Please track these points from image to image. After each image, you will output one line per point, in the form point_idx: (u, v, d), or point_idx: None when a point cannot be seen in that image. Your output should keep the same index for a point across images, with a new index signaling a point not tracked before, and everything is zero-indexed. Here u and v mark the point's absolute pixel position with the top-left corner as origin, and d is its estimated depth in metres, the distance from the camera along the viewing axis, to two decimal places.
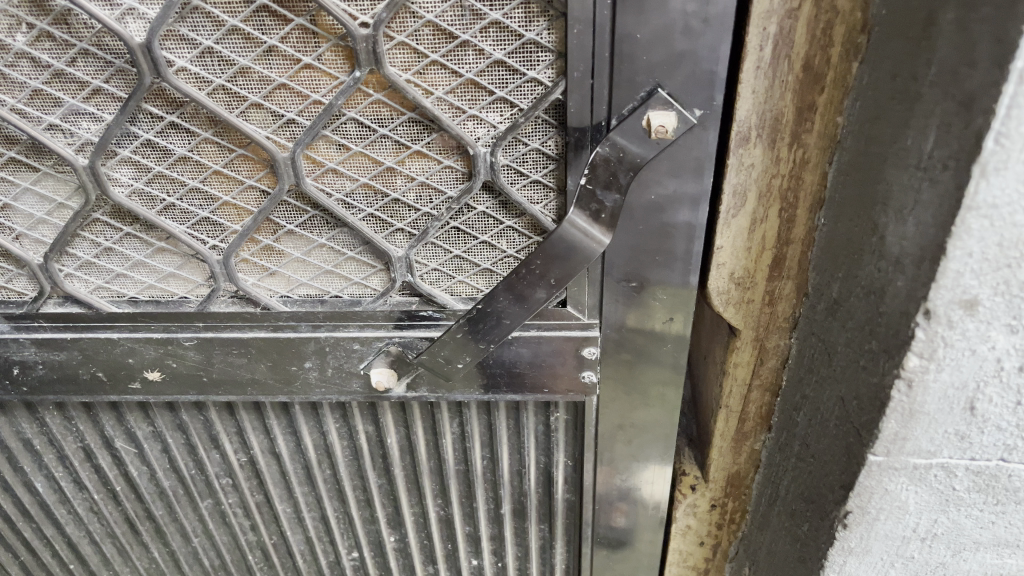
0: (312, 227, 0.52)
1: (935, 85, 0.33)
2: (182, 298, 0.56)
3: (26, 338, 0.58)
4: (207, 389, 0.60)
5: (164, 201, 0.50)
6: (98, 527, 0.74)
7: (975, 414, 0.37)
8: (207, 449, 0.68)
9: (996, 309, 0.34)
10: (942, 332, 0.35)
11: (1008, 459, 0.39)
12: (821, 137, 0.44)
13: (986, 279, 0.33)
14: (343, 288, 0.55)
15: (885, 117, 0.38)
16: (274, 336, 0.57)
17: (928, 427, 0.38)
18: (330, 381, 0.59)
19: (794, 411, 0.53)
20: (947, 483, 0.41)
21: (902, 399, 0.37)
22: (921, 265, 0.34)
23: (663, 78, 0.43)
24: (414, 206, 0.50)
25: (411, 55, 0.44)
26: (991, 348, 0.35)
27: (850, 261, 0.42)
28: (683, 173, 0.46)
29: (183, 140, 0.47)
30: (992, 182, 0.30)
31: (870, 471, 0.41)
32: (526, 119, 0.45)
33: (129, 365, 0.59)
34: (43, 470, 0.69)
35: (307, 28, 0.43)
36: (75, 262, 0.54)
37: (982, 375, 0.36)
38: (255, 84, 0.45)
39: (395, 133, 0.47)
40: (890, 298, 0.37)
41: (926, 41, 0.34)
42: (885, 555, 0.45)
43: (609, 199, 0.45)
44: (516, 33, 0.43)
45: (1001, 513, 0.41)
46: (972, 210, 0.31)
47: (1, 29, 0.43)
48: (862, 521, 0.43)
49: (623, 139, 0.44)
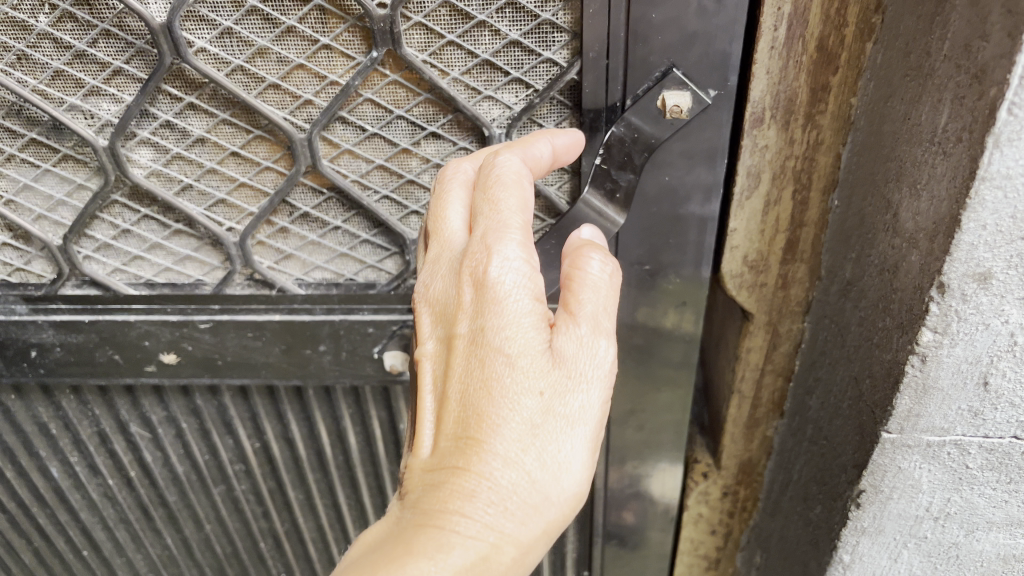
0: (328, 210, 0.53)
1: (947, 60, 0.34)
2: (198, 280, 0.57)
3: (44, 321, 0.58)
4: (222, 372, 0.60)
5: (182, 182, 0.51)
6: (112, 513, 0.75)
7: (988, 389, 0.38)
8: (221, 435, 0.68)
9: (1010, 283, 0.34)
10: (956, 306, 0.35)
11: (1021, 436, 0.39)
12: (835, 119, 0.45)
13: (999, 251, 0.33)
14: (358, 271, 0.57)
15: (899, 95, 0.38)
16: (290, 319, 0.57)
17: (941, 403, 0.38)
18: (344, 364, 0.58)
19: (807, 394, 0.53)
20: (960, 460, 0.41)
21: (915, 374, 0.38)
22: (934, 240, 0.35)
23: (678, 59, 0.43)
24: (429, 187, 0.51)
25: (427, 36, 0.44)
26: (1005, 322, 0.35)
27: (863, 239, 0.43)
28: (696, 156, 0.46)
29: (202, 121, 0.48)
30: (1005, 153, 0.31)
31: (884, 449, 0.41)
32: (541, 99, 0.46)
33: (145, 347, 0.59)
34: (59, 455, 0.69)
35: (324, 8, 0.43)
36: (93, 244, 0.55)
37: (995, 350, 0.36)
38: (274, 64, 0.46)
39: (411, 114, 0.48)
40: (904, 274, 0.38)
41: (940, 17, 0.34)
42: (897, 535, 0.45)
43: (624, 179, 0.46)
44: (532, 14, 0.43)
45: (1014, 491, 0.42)
46: (986, 181, 0.31)
47: (24, 10, 0.44)
48: (875, 500, 0.43)
49: (638, 119, 0.45)
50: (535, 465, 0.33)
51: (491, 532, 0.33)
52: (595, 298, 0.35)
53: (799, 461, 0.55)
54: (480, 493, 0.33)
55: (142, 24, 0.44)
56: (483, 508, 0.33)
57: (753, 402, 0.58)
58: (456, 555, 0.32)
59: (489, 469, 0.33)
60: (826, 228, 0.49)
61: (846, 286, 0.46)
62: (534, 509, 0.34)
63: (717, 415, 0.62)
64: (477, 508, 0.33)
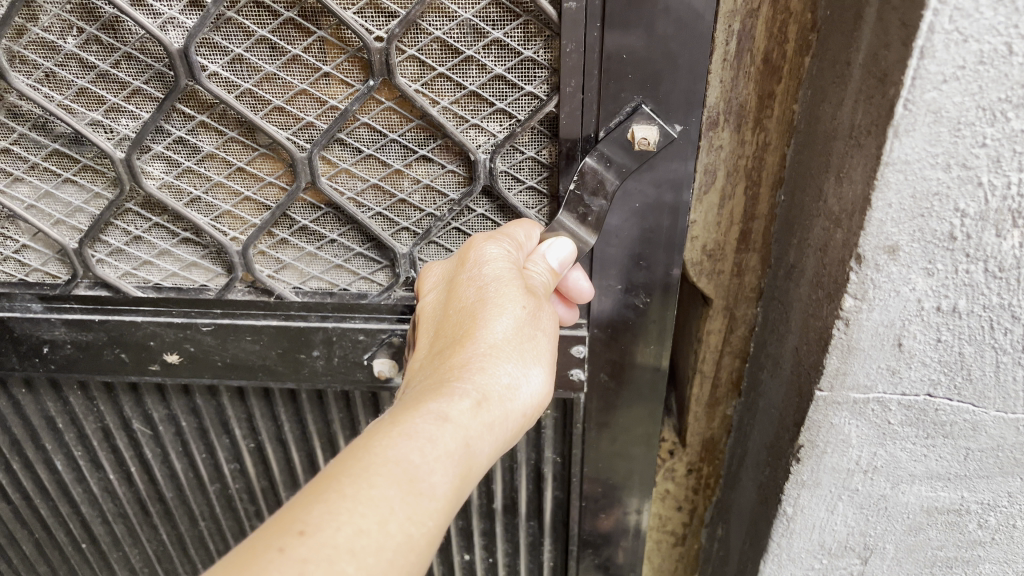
0: (325, 223, 0.58)
1: (862, 67, 0.40)
2: (202, 286, 0.62)
3: (57, 319, 0.63)
4: (221, 373, 0.65)
5: (191, 194, 0.57)
6: (112, 507, 0.80)
7: (903, 349, 0.44)
8: (218, 434, 0.73)
9: (914, 255, 0.41)
10: (871, 275, 0.41)
11: (934, 393, 0.46)
12: (780, 122, 0.51)
13: (903, 227, 0.40)
14: (351, 282, 0.62)
15: (828, 99, 0.45)
16: (287, 325, 0.62)
17: (864, 362, 0.45)
18: (335, 370, 0.63)
19: (759, 370, 0.59)
20: (884, 416, 0.47)
21: (841, 335, 0.44)
22: (853, 217, 0.41)
23: (646, 95, 0.49)
24: (419, 206, 0.57)
25: (419, 67, 0.50)
26: (912, 290, 0.42)
27: (802, 226, 0.49)
28: (663, 183, 0.52)
29: (211, 138, 0.54)
30: (904, 142, 0.37)
31: (817, 405, 0.47)
32: (522, 128, 0.51)
33: (150, 347, 0.64)
34: (63, 449, 0.74)
35: (327, 39, 0.49)
36: (107, 249, 0.61)
37: (906, 314, 0.43)
38: (279, 89, 0.51)
39: (403, 137, 0.53)
40: (832, 250, 0.44)
41: (858, 36, 0.41)
42: (832, 488, 0.51)
43: (596, 204, 0.52)
44: (515, 51, 0.49)
45: (931, 445, 0.48)
46: (889, 166, 0.38)
47: (54, 32, 0.49)
48: (812, 454, 0.49)
49: (609, 149, 0.50)
50: (519, 351, 0.41)
51: (485, 389, 0.39)
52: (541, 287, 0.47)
53: (754, 434, 0.61)
54: (474, 362, 0.40)
55: (161, 48, 0.49)
56: (477, 372, 0.39)
57: (714, 381, 0.64)
58: (464, 401, 0.37)
59: (482, 347, 0.40)
60: (774, 220, 0.55)
61: (790, 269, 0.52)
62: (517, 387, 0.40)
63: (683, 398, 0.68)
64: (476, 370, 0.39)
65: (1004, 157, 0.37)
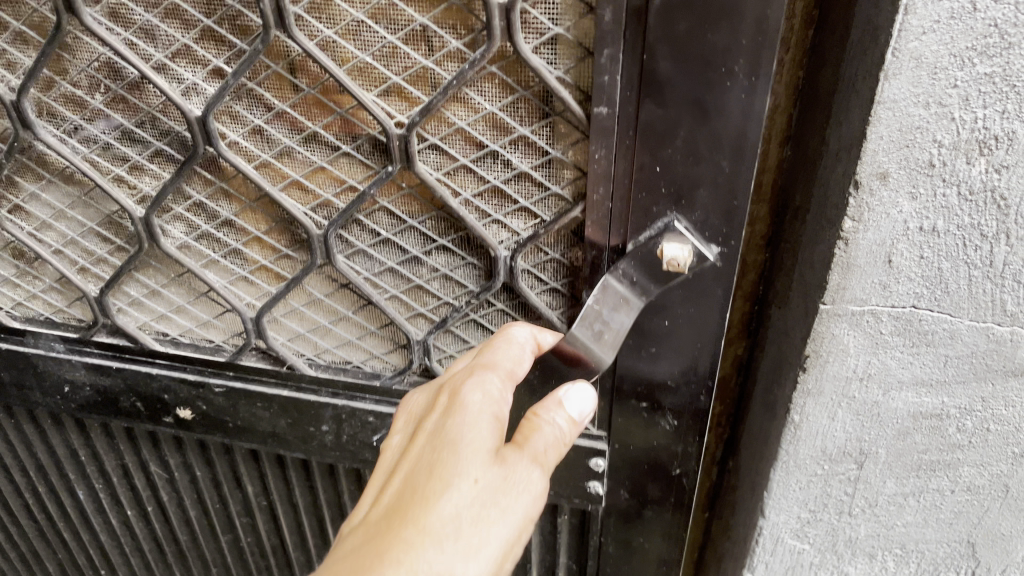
0: (351, 292, 0.75)
1: (858, 29, 0.50)
2: (217, 345, 0.83)
3: (78, 362, 0.86)
4: (232, 432, 0.87)
5: (210, 255, 0.75)
6: (129, 546, 1.11)
7: (893, 265, 0.53)
8: (232, 487, 0.98)
9: (901, 180, 0.50)
10: (866, 199, 0.51)
11: (919, 305, 0.55)
12: (788, 85, 0.60)
13: (893, 156, 0.49)
14: (365, 362, 0.81)
15: (829, 59, 0.54)
16: (297, 396, 0.83)
17: (860, 277, 0.54)
18: (344, 445, 0.84)
19: (767, 307, 0.68)
20: (877, 327, 0.56)
21: (841, 254, 0.53)
22: (852, 151, 0.50)
23: (681, 212, 0.59)
24: (438, 294, 0.72)
25: (467, 110, 0.60)
26: (900, 212, 0.51)
27: (806, 172, 0.59)
28: (686, 288, 0.63)
29: (265, 149, 0.66)
30: (893, 84, 0.46)
31: (821, 318, 0.56)
32: (546, 231, 0.64)
33: (166, 400, 0.86)
34: (82, 479, 1.03)
35: (400, 87, 0.59)
36: (126, 300, 0.82)
37: (895, 234, 0.52)
38: (319, 118, 0.62)
39: (448, 184, 0.64)
40: (833, 183, 0.53)
41: (855, 5, 0.50)
42: (833, 395, 0.60)
43: (616, 316, 0.61)
44: (540, 116, 0.59)
45: (917, 353, 0.57)
46: (882, 104, 0.47)
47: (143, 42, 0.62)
48: (816, 364, 0.58)
49: (637, 264, 0.60)
50: (481, 524, 0.48)
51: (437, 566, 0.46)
52: (537, 440, 0.52)
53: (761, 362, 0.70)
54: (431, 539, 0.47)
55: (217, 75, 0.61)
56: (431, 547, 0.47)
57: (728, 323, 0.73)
58: None
59: (440, 521, 0.47)
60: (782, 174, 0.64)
61: (796, 211, 0.61)
62: (475, 557, 0.47)
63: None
64: (428, 546, 0.47)
65: (972, 96, 0.46)
